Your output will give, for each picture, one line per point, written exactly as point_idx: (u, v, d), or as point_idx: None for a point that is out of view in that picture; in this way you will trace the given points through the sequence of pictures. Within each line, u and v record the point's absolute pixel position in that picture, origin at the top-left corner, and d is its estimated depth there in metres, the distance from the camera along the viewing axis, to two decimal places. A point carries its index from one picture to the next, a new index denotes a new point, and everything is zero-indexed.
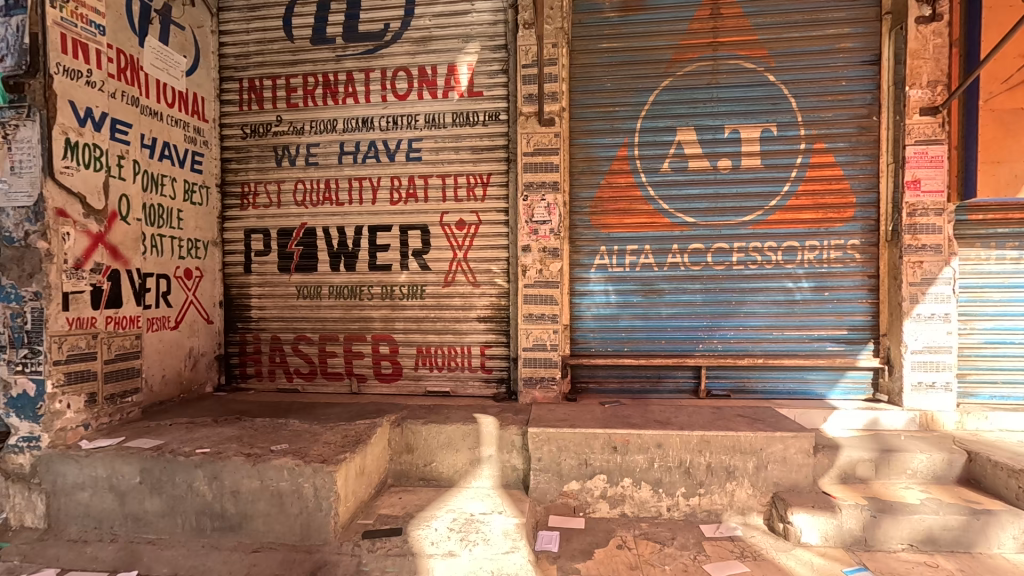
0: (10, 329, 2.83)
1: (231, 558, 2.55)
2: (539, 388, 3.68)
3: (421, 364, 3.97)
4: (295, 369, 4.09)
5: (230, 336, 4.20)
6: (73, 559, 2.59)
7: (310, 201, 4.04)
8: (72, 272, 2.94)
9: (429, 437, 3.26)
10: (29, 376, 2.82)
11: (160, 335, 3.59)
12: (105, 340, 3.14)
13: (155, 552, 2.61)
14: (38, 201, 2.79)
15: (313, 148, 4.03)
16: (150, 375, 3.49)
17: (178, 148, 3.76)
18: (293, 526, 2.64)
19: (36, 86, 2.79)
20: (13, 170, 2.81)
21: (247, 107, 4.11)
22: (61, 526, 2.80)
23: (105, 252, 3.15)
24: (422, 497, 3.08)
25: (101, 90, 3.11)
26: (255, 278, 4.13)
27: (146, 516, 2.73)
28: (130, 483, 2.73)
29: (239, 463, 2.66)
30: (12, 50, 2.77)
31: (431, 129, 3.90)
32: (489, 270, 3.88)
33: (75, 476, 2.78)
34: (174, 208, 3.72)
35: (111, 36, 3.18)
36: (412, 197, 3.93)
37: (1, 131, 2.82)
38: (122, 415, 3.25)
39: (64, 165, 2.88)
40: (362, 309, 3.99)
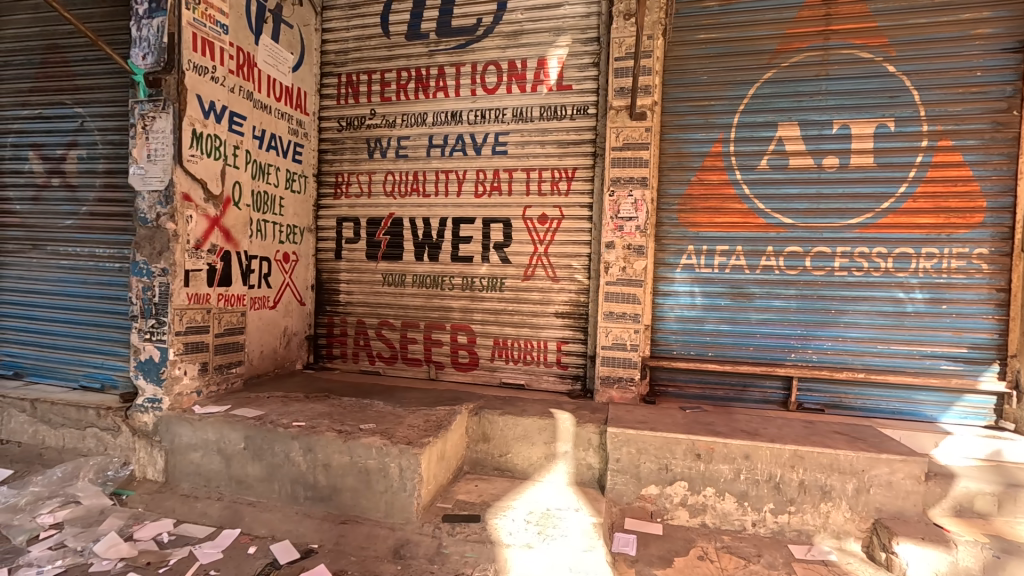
0: (141, 301, 3.16)
1: (322, 528, 2.71)
2: (616, 388, 3.61)
3: (497, 355, 4.01)
4: (377, 353, 4.27)
5: (319, 318, 4.44)
6: (187, 512, 2.85)
7: (398, 191, 4.19)
8: (193, 252, 3.22)
9: (506, 428, 3.29)
10: (155, 344, 3.13)
11: (261, 313, 3.85)
12: (216, 315, 3.42)
13: (256, 514, 2.82)
14: (169, 186, 3.09)
15: (403, 141, 4.16)
16: (251, 349, 3.77)
17: (283, 140, 4.01)
18: (378, 502, 2.75)
19: (171, 82, 3.09)
20: (149, 157, 3.12)
21: (344, 101, 4.32)
22: (176, 481, 3.09)
23: (220, 235, 3.42)
24: (498, 487, 3.12)
25: (223, 85, 3.38)
26: (344, 265, 4.35)
27: (248, 480, 2.95)
28: (235, 448, 2.96)
29: (331, 438, 2.80)
30: (152, 48, 3.08)
31: (518, 123, 3.91)
32: (569, 265, 3.85)
33: (189, 437, 3.05)
34: (277, 196, 3.97)
35: (233, 35, 3.44)
36: (496, 190, 3.96)
37: (140, 122, 3.14)
38: (228, 385, 3.53)
39: (190, 154, 3.16)
40: (443, 299, 4.09)
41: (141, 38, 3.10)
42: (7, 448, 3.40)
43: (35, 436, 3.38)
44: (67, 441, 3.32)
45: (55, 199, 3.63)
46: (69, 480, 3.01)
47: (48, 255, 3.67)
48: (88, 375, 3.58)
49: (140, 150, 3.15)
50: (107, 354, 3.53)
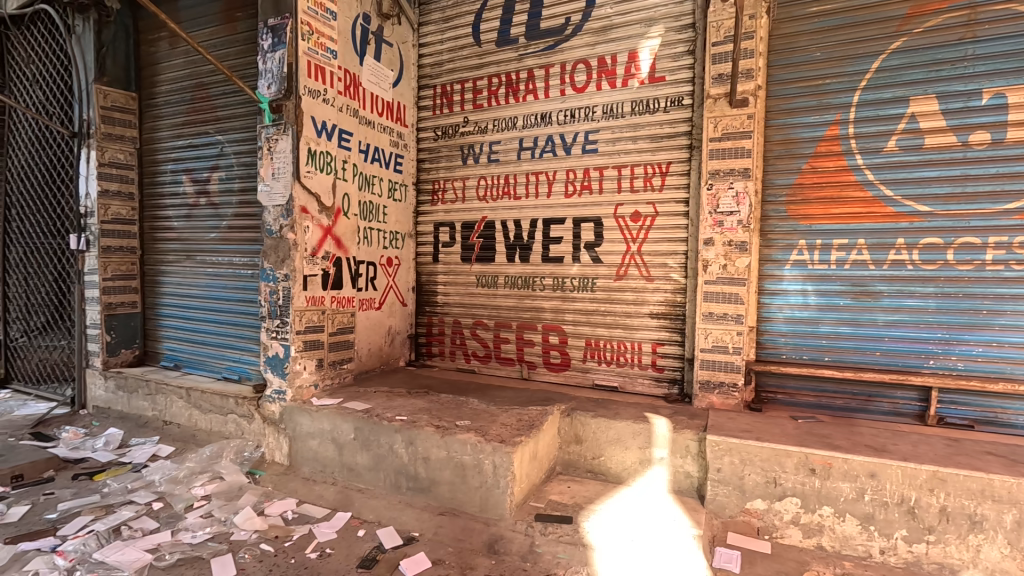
0: (269, 304, 3.56)
1: (422, 517, 2.86)
2: (717, 393, 3.41)
3: (590, 357, 3.97)
4: (472, 351, 4.42)
5: (419, 318, 4.70)
6: (307, 494, 3.17)
7: (490, 195, 4.30)
8: (310, 259, 3.57)
9: (599, 431, 3.24)
10: (280, 342, 3.52)
11: (368, 314, 4.16)
12: (330, 316, 3.76)
13: (365, 500, 3.05)
14: (289, 200, 3.45)
15: (495, 146, 4.26)
16: (360, 347, 4.08)
17: (386, 152, 4.30)
18: (473, 496, 2.84)
19: (290, 106, 3.45)
20: (274, 175, 3.52)
21: (439, 110, 4.52)
22: (298, 465, 3.44)
23: (332, 242, 3.75)
24: (591, 490, 3.08)
25: (333, 105, 3.71)
26: (441, 267, 4.56)
27: (358, 468, 3.20)
28: (347, 438, 3.23)
29: (429, 433, 2.95)
30: (275, 78, 3.46)
31: (608, 120, 3.83)
32: (665, 264, 3.69)
33: (308, 426, 3.38)
34: (381, 205, 4.26)
35: (341, 59, 3.77)
36: (587, 189, 3.92)
37: (266, 144, 3.55)
38: (340, 379, 3.86)
39: (307, 170, 3.51)
40: (535, 299, 4.13)
41: (266, 70, 3.50)
42: (171, 429, 4.02)
43: (190, 419, 3.96)
44: (214, 424, 3.85)
45: (203, 216, 4.22)
46: (215, 459, 3.48)
47: (198, 264, 4.28)
48: (229, 367, 4.12)
49: (266, 170, 3.56)
50: (243, 350, 4.03)
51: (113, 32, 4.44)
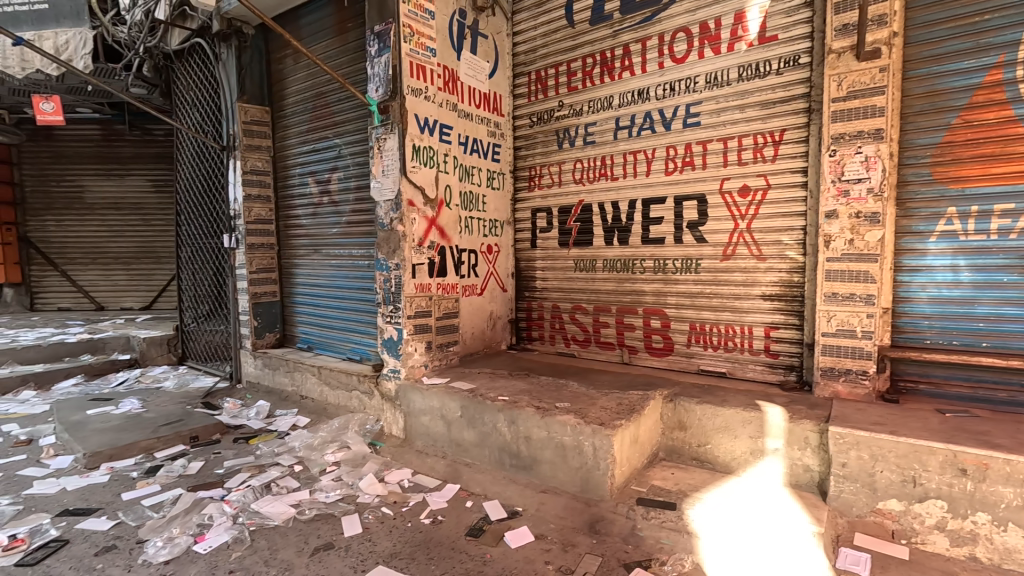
0: (384, 291, 3.88)
1: (525, 494, 2.97)
2: (843, 382, 3.09)
3: (695, 341, 3.80)
4: (572, 336, 4.45)
5: (519, 302, 4.82)
6: (420, 465, 3.44)
7: (587, 178, 4.24)
8: (417, 249, 3.82)
9: (705, 417, 3.10)
10: (394, 326, 3.83)
11: (472, 299, 4.36)
12: (437, 301, 4.00)
13: (471, 474, 3.24)
14: (398, 195, 3.72)
15: (591, 127, 4.19)
16: (464, 331, 4.30)
17: (484, 142, 4.42)
18: (574, 477, 2.88)
19: (395, 106, 3.69)
20: (384, 172, 3.81)
21: (534, 97, 4.54)
22: (412, 439, 3.73)
23: (436, 232, 3.97)
24: (696, 478, 2.98)
25: (434, 102, 3.90)
26: (539, 253, 4.61)
27: (465, 444, 3.39)
28: (454, 415, 3.44)
29: (530, 414, 3.04)
30: (382, 81, 3.72)
31: (712, 90, 3.60)
32: (779, 241, 3.40)
33: (420, 403, 3.65)
34: (481, 194, 4.40)
35: (440, 56, 3.94)
36: (689, 165, 3.72)
37: (377, 144, 3.84)
38: (447, 360, 4.11)
39: (412, 165, 3.75)
40: (635, 282, 4.03)
41: (374, 74, 3.79)
42: (307, 402, 4.57)
43: (322, 394, 4.47)
44: (341, 399, 4.30)
45: (326, 213, 4.68)
46: (343, 430, 3.90)
47: (324, 257, 4.78)
48: (352, 349, 4.56)
49: (377, 168, 3.86)
50: (363, 333, 4.43)
51: (249, 55, 5.07)
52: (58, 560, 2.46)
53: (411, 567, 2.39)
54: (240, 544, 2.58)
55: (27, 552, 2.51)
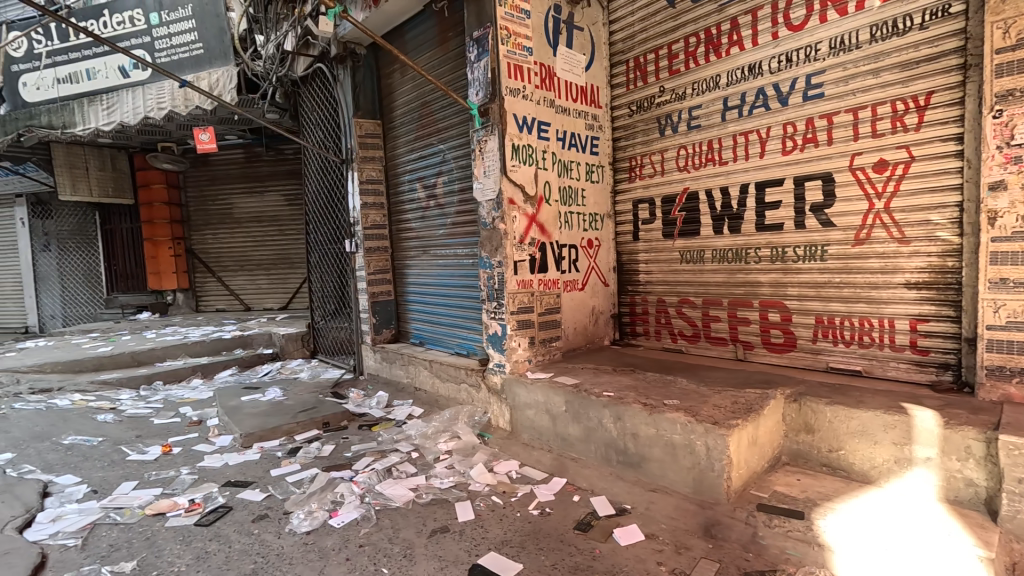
0: (488, 288, 4.01)
1: (634, 491, 2.90)
2: (1017, 383, 2.62)
3: (822, 336, 3.45)
4: (679, 331, 4.25)
5: (622, 297, 4.72)
6: (527, 458, 3.51)
7: (693, 164, 4.01)
8: (519, 245, 3.89)
9: (837, 420, 2.80)
10: (498, 322, 3.95)
11: (573, 294, 4.34)
12: (539, 297, 4.05)
13: (578, 468, 3.24)
14: (499, 194, 3.82)
15: (695, 110, 3.96)
16: (566, 327, 4.31)
17: (582, 136, 4.37)
18: (686, 477, 2.76)
19: (494, 108, 3.80)
20: (485, 173, 3.93)
21: (634, 85, 4.40)
22: (519, 431, 3.81)
23: (537, 229, 4.02)
24: (828, 486, 2.70)
25: (532, 100, 3.95)
26: (642, 245, 4.47)
27: (570, 438, 3.40)
28: (559, 410, 3.46)
29: (637, 410, 2.96)
30: (481, 85, 3.85)
31: (837, 56, 3.23)
32: (927, 221, 2.97)
33: (525, 397, 3.72)
34: (579, 188, 4.36)
35: (536, 54, 3.98)
36: (811, 142, 3.37)
37: (478, 146, 3.98)
38: (550, 355, 4.15)
39: (512, 164, 3.83)
40: (749, 273, 3.75)
41: (474, 79, 3.92)
42: (420, 394, 4.87)
43: (433, 387, 4.73)
44: (451, 391, 4.52)
45: (433, 216, 4.95)
46: (454, 421, 4.10)
47: (432, 257, 5.05)
48: (460, 344, 4.76)
49: (479, 169, 3.99)
50: (468, 329, 4.61)
51: (363, 73, 5.49)
52: (225, 523, 2.88)
53: (522, 556, 2.45)
54: (368, 521, 2.82)
55: (202, 514, 2.98)
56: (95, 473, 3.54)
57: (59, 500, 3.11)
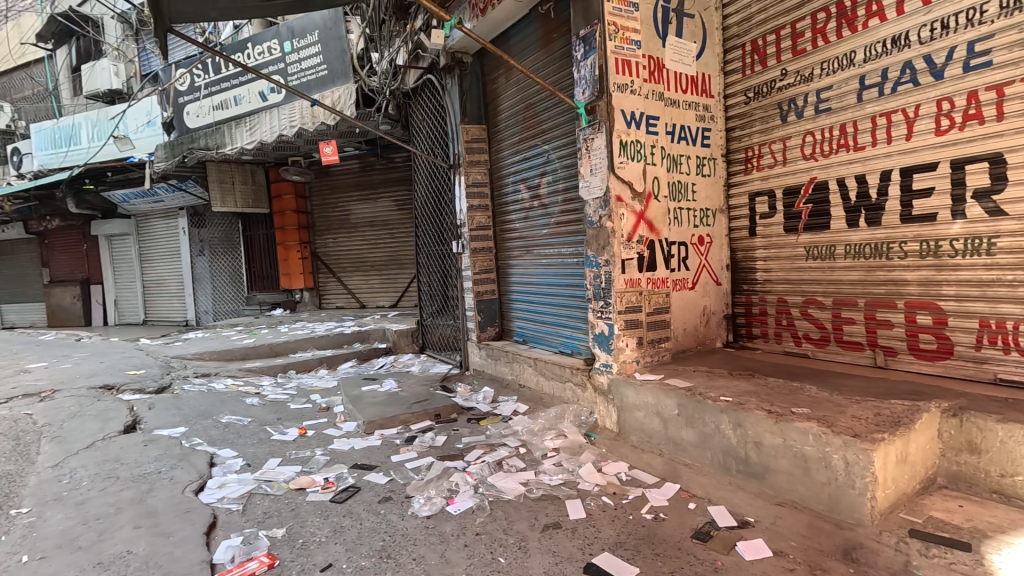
0: (594, 287, 3.99)
1: (757, 504, 2.72)
2: None
3: (987, 343, 2.98)
4: (804, 334, 3.91)
5: (736, 297, 4.44)
6: (636, 460, 3.44)
7: (821, 151, 3.66)
8: (627, 243, 3.82)
9: (1012, 441, 2.41)
10: (605, 321, 3.92)
11: (683, 294, 4.17)
12: (647, 296, 3.95)
13: (692, 475, 3.11)
14: (606, 192, 3.78)
15: (825, 92, 3.61)
16: (676, 327, 4.14)
17: (693, 128, 4.18)
18: (819, 493, 2.53)
19: (602, 105, 3.76)
20: (592, 171, 3.91)
21: (751, 70, 4.12)
22: (626, 433, 3.74)
23: (645, 226, 3.91)
24: (1001, 517, 2.33)
25: (640, 94, 3.86)
26: (760, 241, 4.17)
27: (683, 443, 3.27)
28: (671, 413, 3.34)
29: (761, 417, 2.77)
30: (588, 83, 3.84)
31: (1010, 17, 2.76)
32: None
33: (634, 398, 3.65)
34: (690, 182, 4.17)
35: (645, 47, 3.88)
36: (973, 119, 2.93)
37: (585, 144, 3.96)
38: (659, 356, 4.02)
39: (620, 161, 3.77)
40: (892, 270, 3.34)
41: (581, 78, 3.92)
42: (525, 391, 4.97)
43: (538, 384, 4.80)
44: (555, 389, 4.55)
45: (537, 216, 5.01)
46: (559, 419, 4.13)
47: (535, 256, 5.13)
48: (564, 343, 4.78)
49: (586, 168, 3.98)
50: (573, 327, 4.61)
51: (469, 80, 5.72)
52: (356, 501, 3.16)
53: (637, 559, 2.41)
54: (482, 511, 2.94)
55: (336, 492, 3.29)
56: (248, 448, 4.06)
57: (223, 470, 3.62)
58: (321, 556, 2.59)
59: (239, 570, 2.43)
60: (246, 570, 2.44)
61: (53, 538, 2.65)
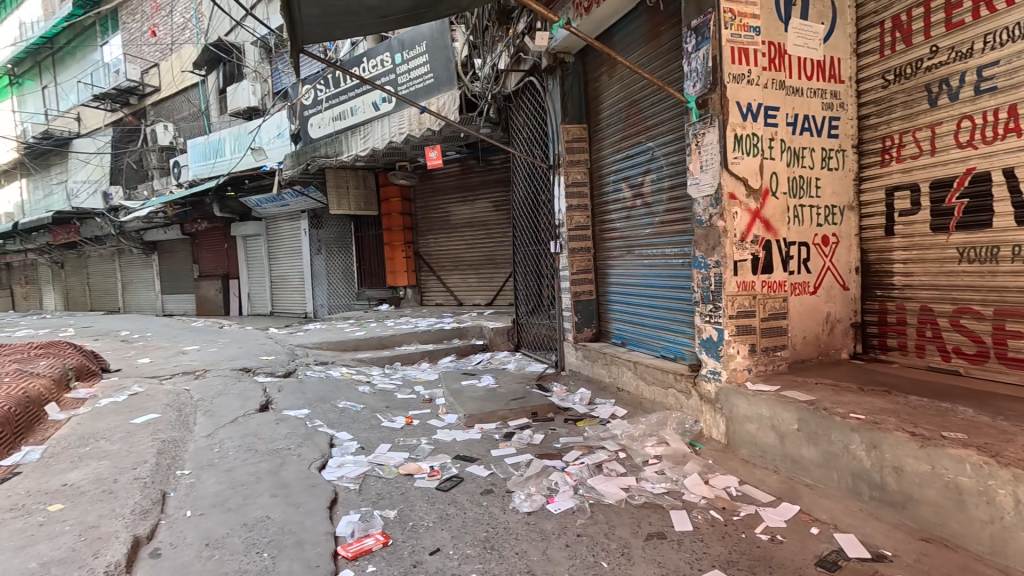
0: (702, 290, 3.82)
1: (896, 537, 2.43)
2: None
3: None
4: (954, 348, 3.39)
5: (867, 303, 3.99)
6: (748, 475, 3.22)
7: (981, 138, 3.15)
8: (740, 244, 3.59)
9: None
10: (713, 326, 3.72)
11: (802, 299, 3.84)
12: (762, 301, 3.68)
13: (815, 497, 2.84)
14: (718, 189, 3.58)
15: (988, 70, 3.09)
16: (794, 335, 3.82)
17: (818, 117, 3.82)
18: (979, 532, 2.20)
19: (715, 98, 3.58)
20: (702, 168, 3.73)
21: (891, 49, 3.66)
22: (736, 445, 3.52)
23: (761, 226, 3.65)
24: None
25: (758, 84, 3.61)
26: (899, 241, 3.70)
27: (804, 461, 3.00)
28: (790, 428, 3.08)
29: (902, 440, 2.45)
30: (700, 75, 3.67)
31: None
32: None
33: (745, 409, 3.42)
34: (813, 177, 3.82)
35: (764, 33, 3.62)
36: None
37: (695, 140, 3.79)
38: (774, 366, 3.73)
39: (734, 156, 3.55)
40: None
41: (692, 70, 3.76)
42: (623, 394, 4.87)
43: (637, 388, 4.68)
44: (656, 395, 4.41)
45: (639, 215, 4.88)
46: (661, 425, 3.98)
47: (636, 257, 5.00)
48: (666, 347, 4.61)
49: (695, 164, 3.81)
50: (677, 331, 4.43)
51: (571, 80, 5.71)
52: (459, 491, 3.29)
53: None
54: (583, 513, 2.92)
55: (441, 481, 3.45)
56: (362, 433, 4.40)
57: (341, 451, 3.94)
58: (430, 540, 2.72)
59: (358, 544, 2.63)
60: (364, 545, 2.63)
61: (209, 498, 3.05)
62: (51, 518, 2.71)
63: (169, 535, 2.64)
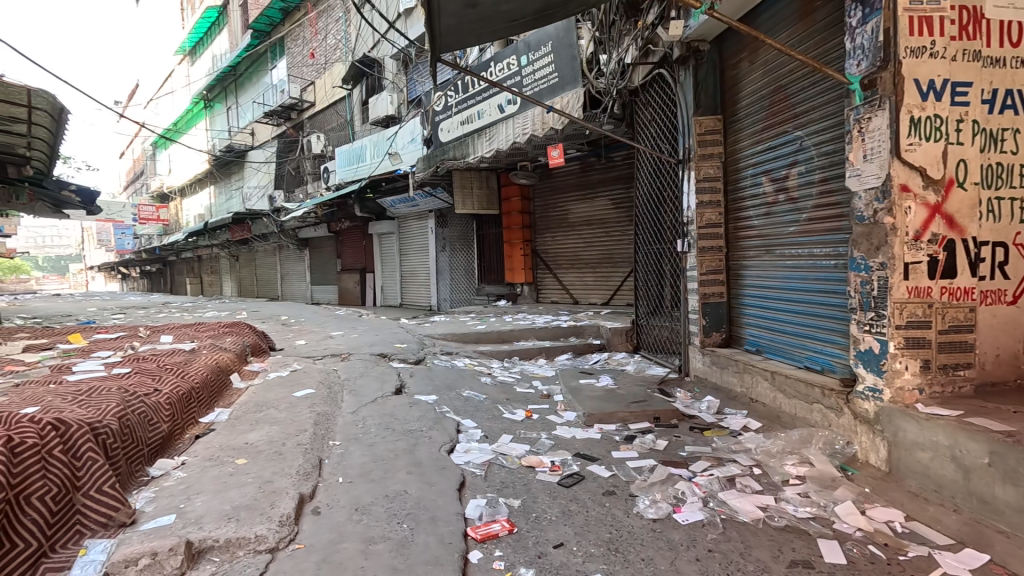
0: (860, 295, 3.39)
1: None
2: None
3: None
4: None
5: None
6: (918, 511, 2.78)
7: None
8: (914, 244, 3.10)
9: None
10: (875, 336, 3.27)
11: (995, 311, 3.21)
12: (940, 310, 3.15)
13: (1012, 548, 2.36)
14: (886, 180, 3.14)
15: None
16: (981, 352, 3.22)
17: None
18: None
19: (887, 77, 3.14)
20: (866, 157, 3.31)
21: None
22: (901, 475, 3.05)
23: (942, 222, 3.12)
24: None
25: (943, 57, 3.09)
26: None
27: (997, 504, 2.51)
28: (978, 462, 2.60)
29: None
30: (867, 52, 3.25)
31: None
32: None
33: (915, 434, 2.96)
34: (1016, 164, 3.19)
35: None
36: None
37: (858, 126, 3.37)
38: (954, 387, 3.18)
39: (909, 142, 3.07)
40: None
41: (857, 47, 3.35)
42: (757, 406, 4.50)
43: (775, 401, 4.29)
44: (798, 410, 4.00)
45: (782, 211, 4.46)
46: (805, 443, 3.60)
47: (776, 257, 4.60)
48: (811, 358, 4.17)
49: (858, 153, 3.38)
50: (826, 341, 3.99)
51: (706, 70, 5.39)
52: (581, 489, 3.29)
53: None
54: (714, 527, 2.75)
55: (562, 476, 3.48)
56: (485, 422, 4.59)
57: (467, 437, 4.16)
58: (553, 534, 2.75)
59: (486, 528, 2.76)
60: (491, 529, 2.75)
61: (356, 468, 3.40)
62: (239, 469, 3.22)
63: (325, 497, 2.99)
